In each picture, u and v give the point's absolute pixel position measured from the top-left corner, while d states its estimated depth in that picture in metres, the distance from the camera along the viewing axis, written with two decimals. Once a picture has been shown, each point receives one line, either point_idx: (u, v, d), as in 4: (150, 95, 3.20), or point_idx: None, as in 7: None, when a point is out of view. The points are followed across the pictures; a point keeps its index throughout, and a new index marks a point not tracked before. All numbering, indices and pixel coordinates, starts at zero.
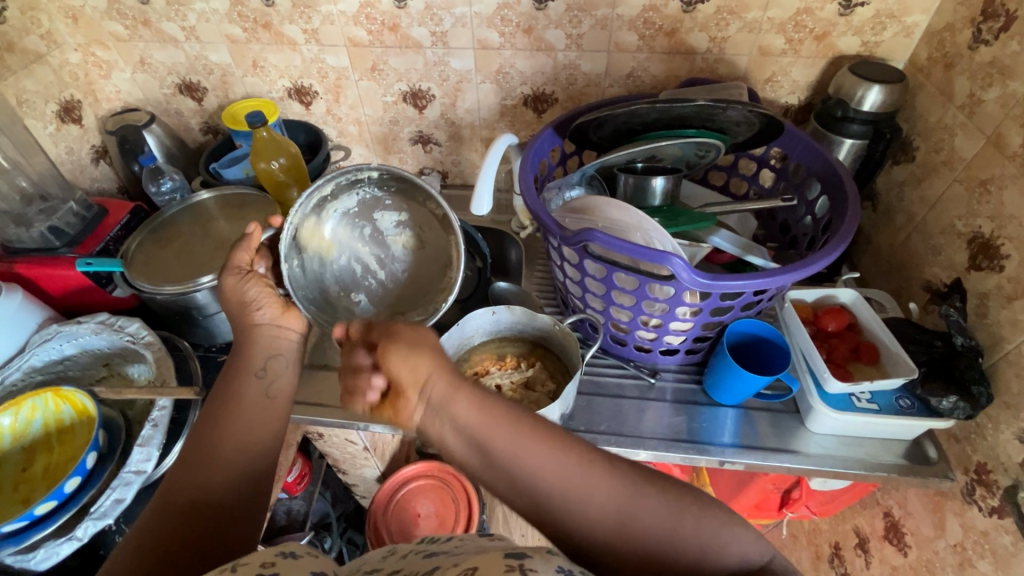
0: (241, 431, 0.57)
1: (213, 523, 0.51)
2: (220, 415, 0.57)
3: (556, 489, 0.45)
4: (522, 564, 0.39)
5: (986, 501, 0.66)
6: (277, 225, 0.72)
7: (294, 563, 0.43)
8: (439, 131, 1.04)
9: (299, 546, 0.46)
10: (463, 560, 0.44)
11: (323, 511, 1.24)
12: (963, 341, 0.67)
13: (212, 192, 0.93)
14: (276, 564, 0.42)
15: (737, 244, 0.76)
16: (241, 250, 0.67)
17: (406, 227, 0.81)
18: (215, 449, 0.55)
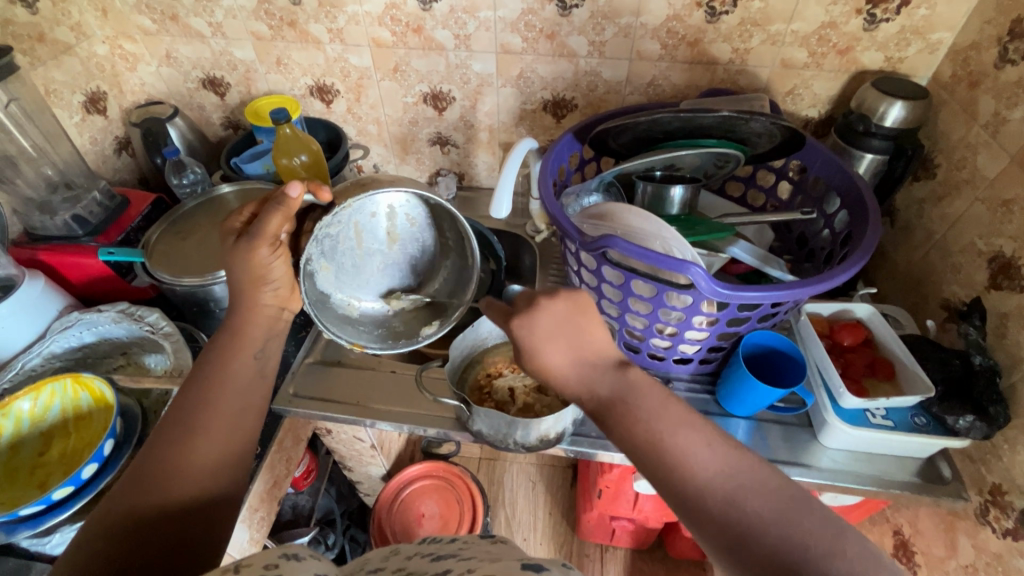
0: (223, 421, 0.56)
1: (190, 519, 0.51)
2: (200, 405, 0.56)
3: (672, 453, 0.48)
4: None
5: (1000, 523, 0.66)
6: (324, 198, 0.65)
7: (298, 565, 0.42)
8: (457, 133, 1.05)
9: (302, 548, 0.45)
10: (478, 566, 0.44)
11: (327, 507, 1.23)
12: (981, 360, 0.67)
13: (234, 186, 0.94)
14: (280, 565, 0.41)
15: (755, 255, 0.76)
16: (273, 214, 0.60)
17: (414, 237, 0.80)
18: (195, 440, 0.54)
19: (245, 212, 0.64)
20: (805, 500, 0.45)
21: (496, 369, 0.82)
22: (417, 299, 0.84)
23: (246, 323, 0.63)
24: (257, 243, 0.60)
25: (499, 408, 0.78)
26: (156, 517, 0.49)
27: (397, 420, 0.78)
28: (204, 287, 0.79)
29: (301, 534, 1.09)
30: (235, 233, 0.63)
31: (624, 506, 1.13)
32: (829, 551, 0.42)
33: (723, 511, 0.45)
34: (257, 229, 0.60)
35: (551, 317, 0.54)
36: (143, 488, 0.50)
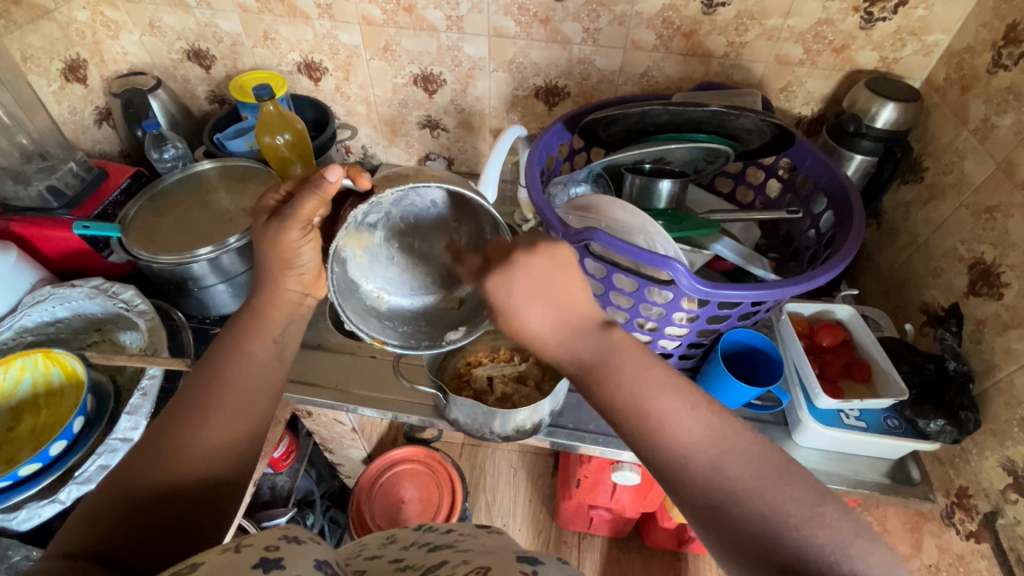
0: (242, 397, 0.55)
1: (193, 496, 0.50)
2: (219, 380, 0.55)
3: (653, 418, 0.48)
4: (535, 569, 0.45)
5: (964, 525, 0.67)
6: (361, 185, 0.58)
7: (299, 548, 0.43)
8: (448, 117, 1.03)
9: (303, 530, 0.46)
10: (473, 558, 0.51)
11: (306, 489, 1.22)
12: (955, 365, 0.67)
13: (216, 162, 0.92)
14: (280, 547, 0.42)
15: (739, 253, 0.76)
16: (308, 199, 0.57)
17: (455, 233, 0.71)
18: (208, 416, 0.53)
19: (281, 190, 0.61)
20: (791, 470, 0.44)
21: (476, 359, 0.82)
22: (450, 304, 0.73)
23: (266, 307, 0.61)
24: (289, 227, 0.58)
25: (476, 397, 0.78)
26: (162, 491, 0.48)
27: (377, 407, 0.78)
28: (183, 265, 0.77)
29: (279, 514, 1.10)
30: (268, 212, 0.60)
31: (602, 496, 1.14)
32: (806, 518, 0.42)
33: (703, 471, 0.45)
34: (290, 212, 0.57)
35: (527, 276, 0.51)
36: (153, 460, 0.50)
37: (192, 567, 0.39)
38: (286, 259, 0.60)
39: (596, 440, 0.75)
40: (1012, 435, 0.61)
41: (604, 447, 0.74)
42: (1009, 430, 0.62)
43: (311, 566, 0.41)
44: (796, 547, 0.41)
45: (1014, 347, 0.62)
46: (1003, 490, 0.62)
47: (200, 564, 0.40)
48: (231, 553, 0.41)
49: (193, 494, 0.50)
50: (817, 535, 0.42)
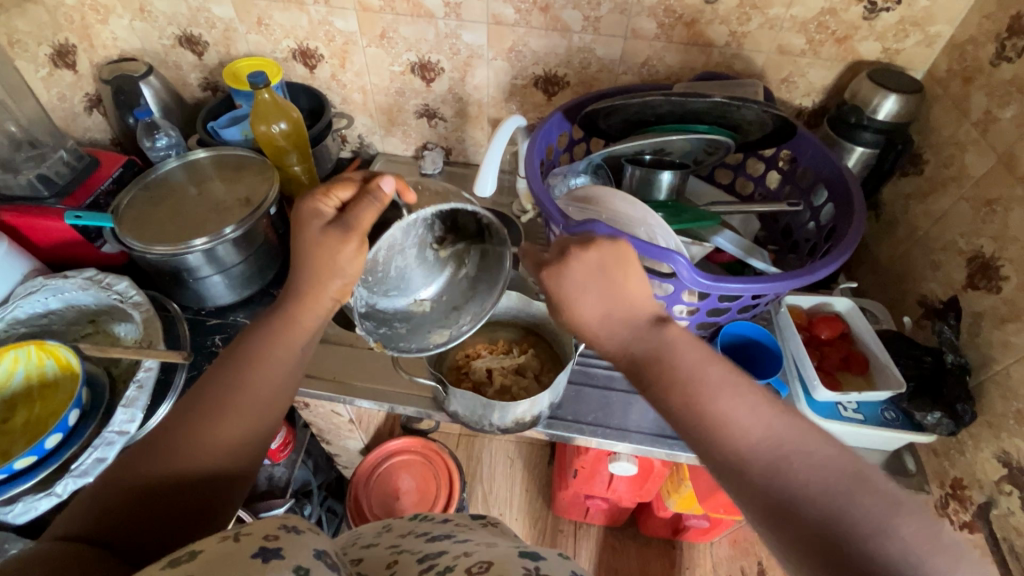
0: (262, 388, 0.55)
1: (198, 489, 0.50)
2: (245, 373, 0.55)
3: (705, 417, 0.47)
4: (538, 566, 0.45)
5: (958, 515, 0.68)
6: (409, 201, 0.61)
7: (298, 538, 0.43)
8: (445, 106, 1.02)
9: (302, 520, 0.45)
10: (475, 550, 0.50)
11: (305, 479, 1.23)
12: (953, 358, 0.68)
13: (209, 151, 0.90)
14: (279, 537, 0.42)
15: (740, 246, 0.76)
16: (369, 210, 0.58)
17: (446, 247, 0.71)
18: (228, 404, 0.53)
19: (334, 197, 0.60)
20: (864, 480, 0.42)
21: (475, 351, 0.82)
22: (428, 317, 0.72)
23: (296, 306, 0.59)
24: (349, 239, 0.58)
25: (475, 389, 0.78)
26: (171, 482, 0.48)
27: (375, 398, 0.78)
28: (178, 256, 0.77)
29: (278, 505, 1.09)
30: (324, 219, 0.59)
31: (599, 486, 1.15)
32: (880, 529, 0.39)
33: (763, 473, 0.43)
34: (352, 224, 0.58)
35: (583, 267, 0.53)
36: (171, 447, 0.50)
37: (191, 555, 0.39)
38: (327, 265, 0.58)
39: (595, 432, 0.75)
40: (1008, 427, 0.62)
41: (603, 439, 0.75)
42: (1005, 423, 0.62)
43: (310, 556, 0.41)
44: (865, 557, 0.38)
45: (1012, 341, 0.62)
46: (998, 481, 0.63)
47: (200, 552, 0.40)
48: (231, 543, 0.40)
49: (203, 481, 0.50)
50: (890, 548, 0.38)
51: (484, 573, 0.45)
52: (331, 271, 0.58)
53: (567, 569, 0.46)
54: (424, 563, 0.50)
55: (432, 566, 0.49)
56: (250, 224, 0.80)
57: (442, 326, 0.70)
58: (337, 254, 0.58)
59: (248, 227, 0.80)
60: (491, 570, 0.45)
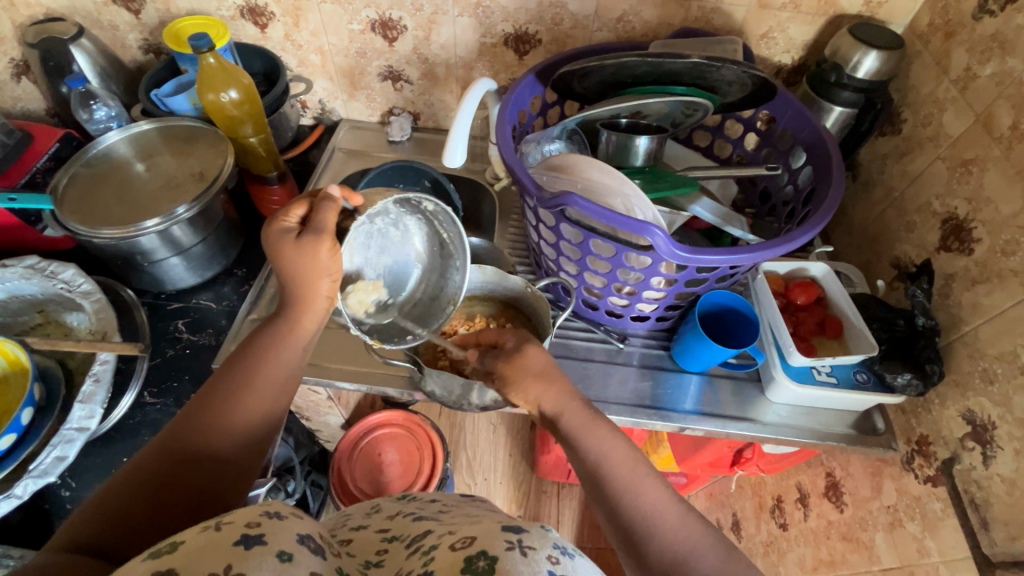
0: (269, 391, 0.55)
1: (206, 479, 0.50)
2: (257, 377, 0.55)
3: (631, 498, 0.51)
4: (521, 540, 0.45)
5: (923, 470, 0.70)
6: (356, 203, 0.57)
7: (281, 523, 0.42)
8: (411, 68, 0.96)
9: (284, 506, 0.45)
10: (459, 528, 0.50)
11: (285, 456, 1.21)
12: (924, 321, 0.68)
13: (153, 122, 0.83)
14: (261, 524, 0.41)
15: (718, 214, 0.74)
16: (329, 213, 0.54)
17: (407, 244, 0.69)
18: (237, 405, 0.53)
19: (294, 214, 0.56)
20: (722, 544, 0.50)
21: (451, 327, 0.79)
22: (416, 313, 0.71)
23: (297, 306, 0.56)
24: (323, 240, 0.53)
25: (453, 367, 0.75)
26: (182, 473, 0.49)
27: (349, 380, 0.76)
28: (128, 239, 0.71)
29: (260, 486, 1.05)
30: (295, 234, 0.54)
31: None
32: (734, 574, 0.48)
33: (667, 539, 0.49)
34: (320, 225, 0.54)
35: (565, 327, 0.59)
36: (183, 452, 0.50)
37: (172, 546, 0.38)
38: (310, 271, 0.55)
39: None
40: (974, 386, 0.63)
41: None
42: (971, 381, 0.64)
43: (293, 540, 0.40)
44: None
45: (981, 302, 0.63)
46: (962, 438, 0.65)
47: (180, 543, 0.39)
48: (211, 532, 0.40)
49: (213, 482, 0.51)
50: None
51: (466, 551, 0.44)
52: (317, 273, 0.55)
53: (549, 541, 0.45)
54: (411, 545, 0.50)
55: (418, 546, 0.49)
56: (204, 202, 0.75)
57: (436, 314, 0.70)
58: (317, 259, 0.54)
59: (203, 205, 0.75)
60: (475, 547, 0.44)
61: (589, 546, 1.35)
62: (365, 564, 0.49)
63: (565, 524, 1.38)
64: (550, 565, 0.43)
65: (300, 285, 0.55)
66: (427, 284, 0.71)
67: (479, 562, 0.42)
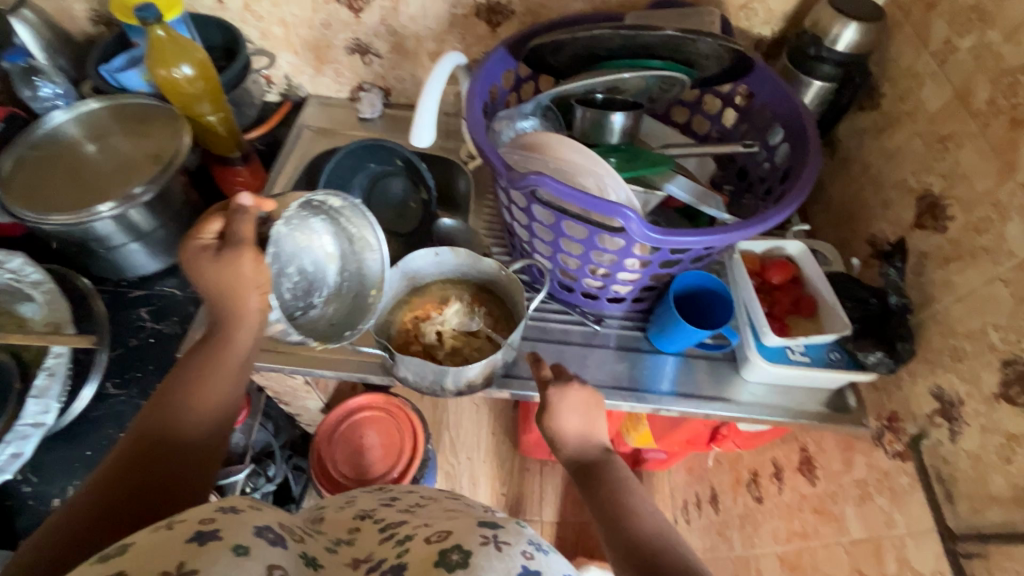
0: (219, 385, 0.54)
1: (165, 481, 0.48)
2: (201, 371, 0.53)
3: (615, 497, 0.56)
4: (495, 535, 0.44)
5: (892, 445, 0.71)
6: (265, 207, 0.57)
7: (237, 517, 0.40)
8: (379, 41, 0.92)
9: (242, 500, 0.43)
10: (433, 521, 0.49)
11: (265, 441, 1.22)
12: (897, 300, 0.68)
13: (103, 100, 0.78)
14: (216, 519, 0.39)
15: (693, 193, 0.72)
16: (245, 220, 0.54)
17: (318, 250, 0.70)
18: (187, 400, 0.52)
19: (209, 231, 0.55)
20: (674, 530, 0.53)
21: (423, 312, 0.77)
22: (342, 313, 0.71)
23: (234, 317, 0.55)
24: (244, 250, 0.53)
25: (426, 353, 0.74)
26: (138, 481, 0.47)
27: (321, 367, 0.74)
28: (82, 225, 0.68)
29: (238, 472, 1.03)
30: (212, 251, 0.54)
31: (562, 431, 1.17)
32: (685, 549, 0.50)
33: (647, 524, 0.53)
34: (237, 238, 0.54)
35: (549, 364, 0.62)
36: (134, 454, 0.48)
37: (121, 549, 0.37)
38: (238, 284, 0.53)
39: None
40: (943, 363, 0.64)
41: None
42: (941, 359, 0.64)
43: (251, 533, 0.39)
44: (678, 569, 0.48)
45: (953, 280, 0.63)
46: (930, 414, 0.65)
47: (130, 546, 0.37)
48: (163, 531, 0.38)
49: (175, 475, 0.49)
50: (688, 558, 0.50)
51: (440, 545, 0.43)
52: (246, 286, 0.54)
53: (523, 536, 0.45)
54: (385, 531, 0.49)
55: (392, 534, 0.48)
56: (162, 183, 0.71)
57: (365, 308, 0.71)
58: (238, 270, 0.53)
59: (160, 186, 0.71)
60: (449, 540, 0.44)
61: (571, 521, 1.38)
62: (336, 541, 0.50)
63: (547, 501, 1.40)
64: (523, 560, 0.43)
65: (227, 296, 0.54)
66: (346, 282, 0.72)
67: (453, 556, 0.41)
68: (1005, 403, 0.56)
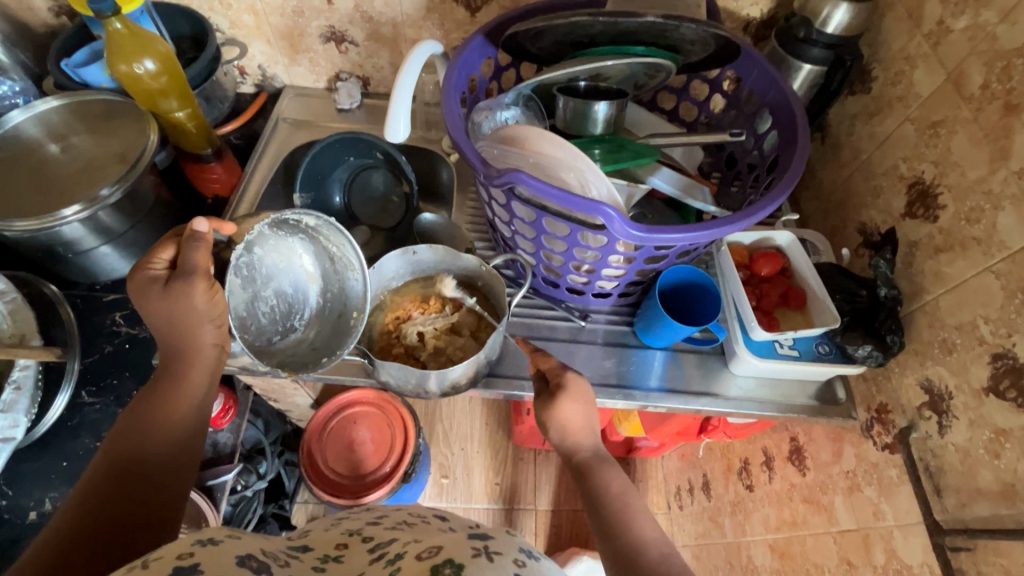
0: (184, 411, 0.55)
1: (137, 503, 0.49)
2: (164, 396, 0.54)
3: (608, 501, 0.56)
4: (486, 546, 0.44)
5: (881, 437, 0.70)
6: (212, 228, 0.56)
7: (216, 550, 0.39)
8: (355, 28, 0.88)
9: (219, 530, 0.42)
10: (425, 537, 0.49)
11: (255, 438, 1.20)
12: (886, 291, 0.67)
13: (62, 97, 0.75)
14: (195, 554, 0.38)
15: (678, 185, 0.70)
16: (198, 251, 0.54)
17: (297, 271, 0.68)
18: (152, 423, 0.53)
19: (162, 257, 0.56)
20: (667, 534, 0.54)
21: (405, 311, 0.76)
22: (323, 336, 0.70)
23: (180, 362, 0.56)
24: (194, 281, 0.53)
25: (408, 355, 0.73)
26: (109, 507, 0.48)
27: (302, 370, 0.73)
28: (47, 229, 0.65)
29: (226, 472, 1.01)
30: (161, 282, 0.54)
31: None
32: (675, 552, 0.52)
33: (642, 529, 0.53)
34: (189, 266, 0.53)
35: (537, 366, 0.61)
36: (105, 484, 0.49)
37: None
38: (190, 313, 0.54)
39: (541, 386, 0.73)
40: (933, 356, 0.63)
41: None
42: (930, 351, 0.63)
43: (232, 564, 0.38)
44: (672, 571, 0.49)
45: (944, 272, 0.62)
46: (919, 407, 0.65)
47: None
48: (137, 571, 0.36)
49: (147, 498, 0.50)
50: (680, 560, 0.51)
51: (432, 560, 0.43)
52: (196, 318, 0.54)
53: (516, 545, 0.46)
54: (375, 549, 0.48)
55: (383, 555, 0.47)
56: (129, 184, 0.69)
57: (347, 330, 0.69)
58: (190, 301, 0.53)
59: (129, 185, 0.69)
60: (441, 556, 0.43)
61: (566, 509, 1.38)
62: (323, 558, 0.49)
63: (542, 489, 1.40)
64: (517, 567, 0.43)
65: (179, 330, 0.55)
66: (327, 304, 0.70)
67: (445, 570, 0.41)
68: (994, 397, 0.55)
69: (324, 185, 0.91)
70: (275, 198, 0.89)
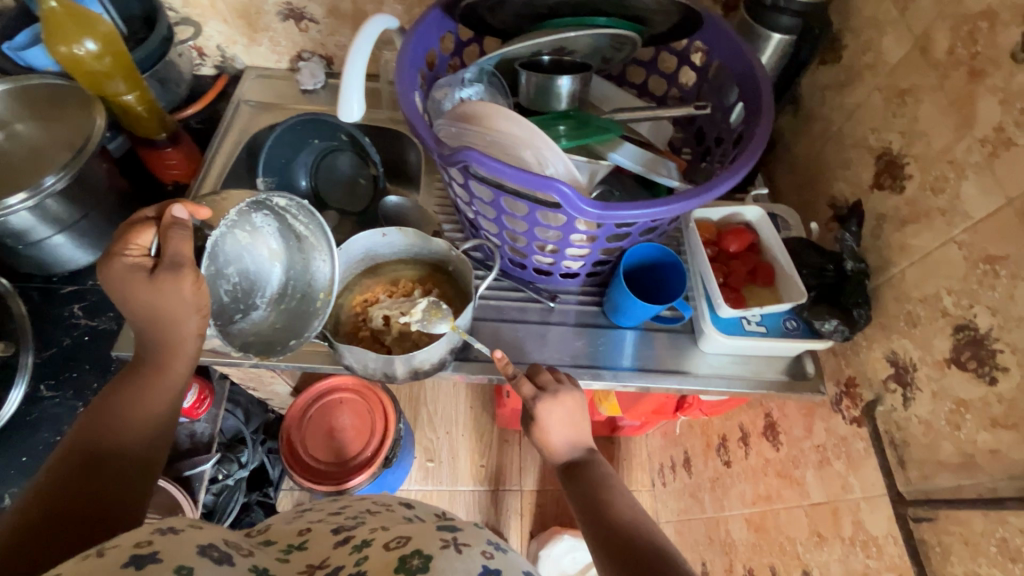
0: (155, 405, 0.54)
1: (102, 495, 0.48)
2: (138, 389, 0.54)
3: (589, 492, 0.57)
4: (453, 538, 0.44)
5: (849, 411, 0.70)
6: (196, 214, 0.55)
7: (176, 538, 0.38)
8: (313, 4, 0.85)
9: (180, 519, 0.41)
10: (391, 525, 0.48)
11: (235, 427, 1.20)
12: (853, 265, 0.66)
13: (5, 82, 0.71)
14: (153, 541, 0.37)
15: (641, 160, 0.68)
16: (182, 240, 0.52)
17: (261, 250, 0.66)
18: (121, 416, 0.52)
19: (141, 245, 0.53)
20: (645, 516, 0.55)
21: (372, 296, 0.75)
22: (285, 317, 0.68)
23: (158, 356, 0.55)
24: (182, 273, 0.51)
25: (374, 339, 0.72)
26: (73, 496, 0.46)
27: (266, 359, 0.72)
28: None
29: (202, 462, 1.01)
30: (146, 271, 0.52)
31: None
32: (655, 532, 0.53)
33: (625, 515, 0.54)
34: (175, 257, 0.51)
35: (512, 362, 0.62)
36: (68, 470, 0.47)
37: None
38: (177, 307, 0.52)
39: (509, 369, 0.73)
40: (898, 328, 0.62)
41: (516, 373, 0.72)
42: (896, 324, 0.62)
43: (194, 554, 0.37)
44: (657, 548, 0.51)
45: (909, 244, 0.61)
46: (885, 379, 0.64)
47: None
48: (93, 559, 0.35)
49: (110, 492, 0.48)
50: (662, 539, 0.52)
51: (400, 551, 0.42)
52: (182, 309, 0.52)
53: (483, 537, 0.45)
54: (339, 536, 0.48)
55: (348, 539, 0.47)
56: (75, 169, 0.66)
57: (312, 312, 0.68)
58: (179, 294, 0.52)
59: (75, 173, 0.66)
60: (409, 546, 0.43)
61: (550, 489, 1.39)
62: (286, 548, 0.48)
63: (527, 470, 1.41)
64: (484, 560, 0.42)
65: (163, 324, 0.53)
66: (290, 284, 0.68)
67: (413, 562, 0.40)
68: (956, 368, 0.55)
69: (289, 169, 0.89)
70: (237, 183, 0.87)
